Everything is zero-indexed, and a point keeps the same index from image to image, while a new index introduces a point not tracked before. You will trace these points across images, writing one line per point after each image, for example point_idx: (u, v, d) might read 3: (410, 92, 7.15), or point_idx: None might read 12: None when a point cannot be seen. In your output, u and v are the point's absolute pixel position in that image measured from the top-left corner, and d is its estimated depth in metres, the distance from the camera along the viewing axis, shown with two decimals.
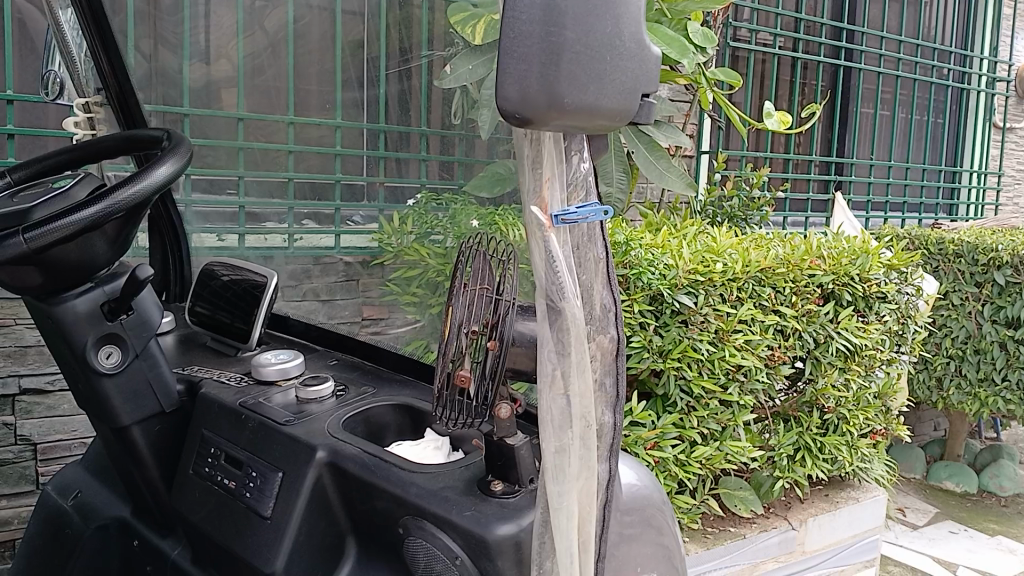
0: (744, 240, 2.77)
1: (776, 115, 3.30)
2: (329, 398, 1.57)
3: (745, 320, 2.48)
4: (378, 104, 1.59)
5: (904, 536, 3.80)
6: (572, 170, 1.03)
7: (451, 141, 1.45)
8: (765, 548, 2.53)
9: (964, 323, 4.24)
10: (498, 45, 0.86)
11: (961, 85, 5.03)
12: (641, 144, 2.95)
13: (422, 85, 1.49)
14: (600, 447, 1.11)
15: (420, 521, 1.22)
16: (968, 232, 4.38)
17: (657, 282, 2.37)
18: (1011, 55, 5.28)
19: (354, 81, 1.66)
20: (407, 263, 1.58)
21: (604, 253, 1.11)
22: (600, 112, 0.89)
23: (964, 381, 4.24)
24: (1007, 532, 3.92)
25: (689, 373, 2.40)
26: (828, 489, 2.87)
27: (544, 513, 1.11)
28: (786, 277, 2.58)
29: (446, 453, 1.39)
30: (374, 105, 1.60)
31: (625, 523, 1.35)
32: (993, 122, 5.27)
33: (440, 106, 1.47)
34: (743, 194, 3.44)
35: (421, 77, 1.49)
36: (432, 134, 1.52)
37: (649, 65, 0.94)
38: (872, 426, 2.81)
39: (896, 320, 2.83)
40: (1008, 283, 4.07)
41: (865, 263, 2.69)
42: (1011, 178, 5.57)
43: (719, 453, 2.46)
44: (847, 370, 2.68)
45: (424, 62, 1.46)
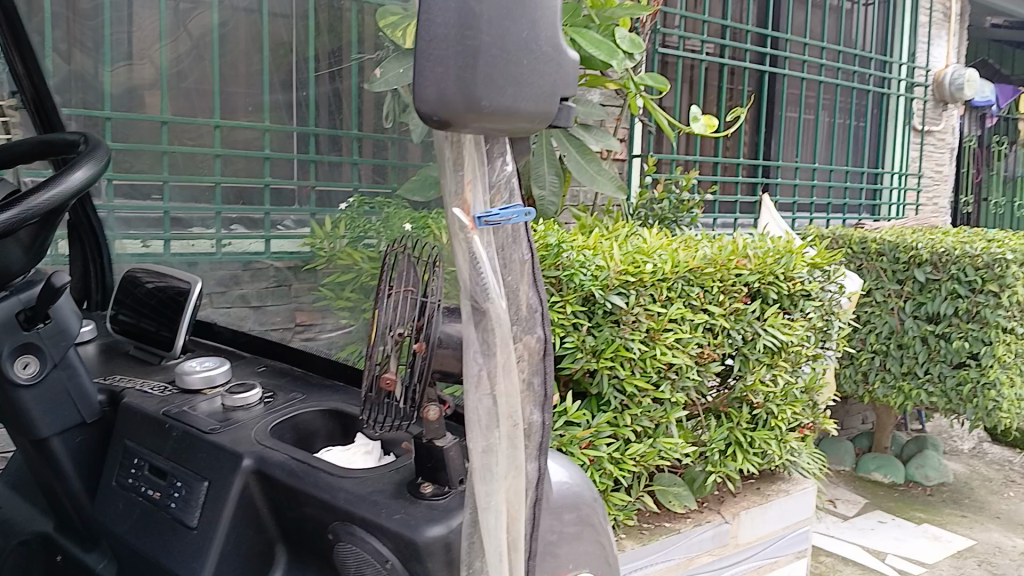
0: (674, 241, 2.80)
1: (703, 119, 3.36)
2: (256, 404, 1.55)
3: (675, 319, 2.49)
4: (308, 107, 1.62)
5: (835, 527, 3.91)
6: (494, 171, 1.05)
7: (383, 145, 1.45)
8: (698, 542, 2.57)
9: (888, 319, 4.38)
10: (414, 47, 0.88)
11: (881, 89, 5.19)
12: (573, 148, 2.94)
13: (353, 86, 1.53)
14: (529, 446, 1.14)
15: (349, 526, 1.21)
16: (889, 231, 4.52)
17: (589, 283, 2.39)
18: (928, 61, 5.49)
19: (279, 84, 1.66)
20: (340, 267, 1.58)
21: (529, 253, 1.13)
22: (518, 114, 0.91)
23: (888, 374, 4.39)
24: (933, 520, 4.06)
25: (622, 372, 2.42)
26: (759, 482, 2.92)
27: (473, 514, 1.11)
28: (715, 276, 2.61)
29: (377, 457, 1.38)
30: (305, 108, 1.62)
31: (560, 523, 1.36)
32: (912, 125, 5.46)
33: (372, 110, 1.49)
34: (674, 197, 3.50)
35: (352, 78, 1.53)
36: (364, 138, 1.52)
37: (567, 69, 0.97)
38: (800, 420, 2.86)
39: (820, 317, 2.90)
40: (928, 279, 4.20)
41: (789, 262, 2.75)
42: (931, 179, 5.76)
43: (652, 450, 2.48)
44: (773, 366, 2.73)
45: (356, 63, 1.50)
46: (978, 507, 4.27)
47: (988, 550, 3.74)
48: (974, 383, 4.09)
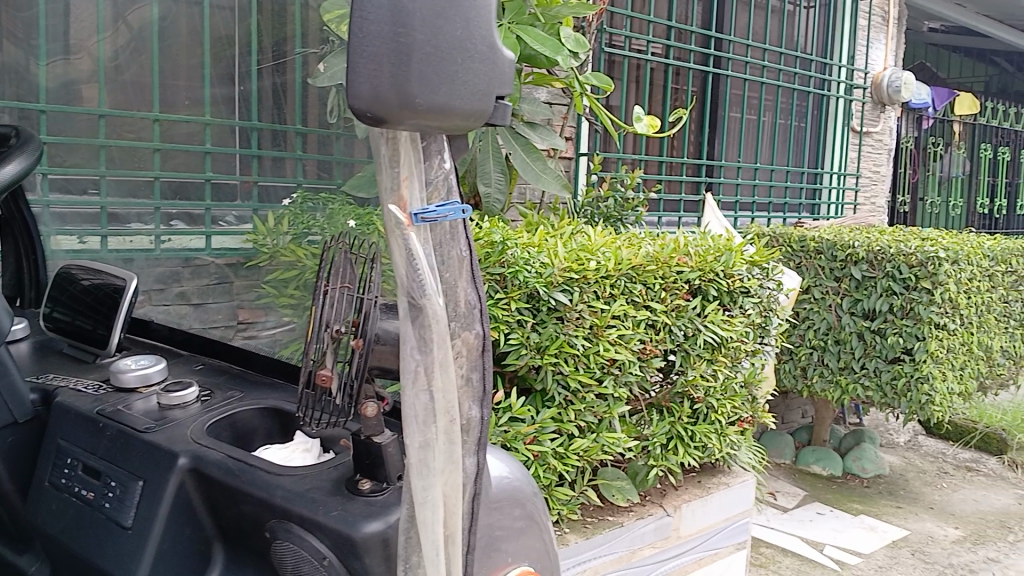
0: (617, 239, 2.82)
1: (647, 119, 3.40)
2: (193, 403, 1.53)
3: (618, 316, 2.50)
4: (249, 100, 1.61)
5: (775, 518, 4.01)
6: (430, 168, 1.06)
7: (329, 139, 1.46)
8: (641, 535, 2.61)
9: (825, 316, 4.49)
10: (347, 43, 0.90)
11: (821, 91, 5.29)
12: (518, 147, 2.94)
13: (296, 81, 1.54)
14: (467, 441, 1.16)
15: (286, 524, 1.21)
16: (827, 230, 4.62)
17: (533, 280, 2.39)
18: (866, 64, 5.63)
19: (219, 78, 1.65)
20: (282, 264, 1.57)
21: (467, 251, 1.14)
22: (452, 112, 0.95)
23: (826, 369, 4.51)
24: (870, 511, 4.19)
25: (566, 368, 2.43)
26: (701, 475, 2.96)
27: (410, 508, 1.12)
28: (656, 274, 2.63)
29: (316, 455, 1.37)
30: (246, 104, 1.61)
31: (503, 523, 1.38)
32: (851, 126, 5.58)
33: (316, 106, 1.51)
34: (619, 195, 3.53)
35: (295, 72, 1.53)
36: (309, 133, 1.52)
37: (501, 67, 1.00)
38: (740, 413, 2.90)
39: (758, 313, 2.95)
40: (864, 277, 4.31)
41: (729, 260, 2.79)
42: (869, 179, 5.90)
43: (595, 445, 2.50)
44: (714, 361, 2.76)
45: (299, 58, 1.51)
46: (912, 497, 4.41)
47: (921, 539, 3.87)
48: (908, 377, 4.20)
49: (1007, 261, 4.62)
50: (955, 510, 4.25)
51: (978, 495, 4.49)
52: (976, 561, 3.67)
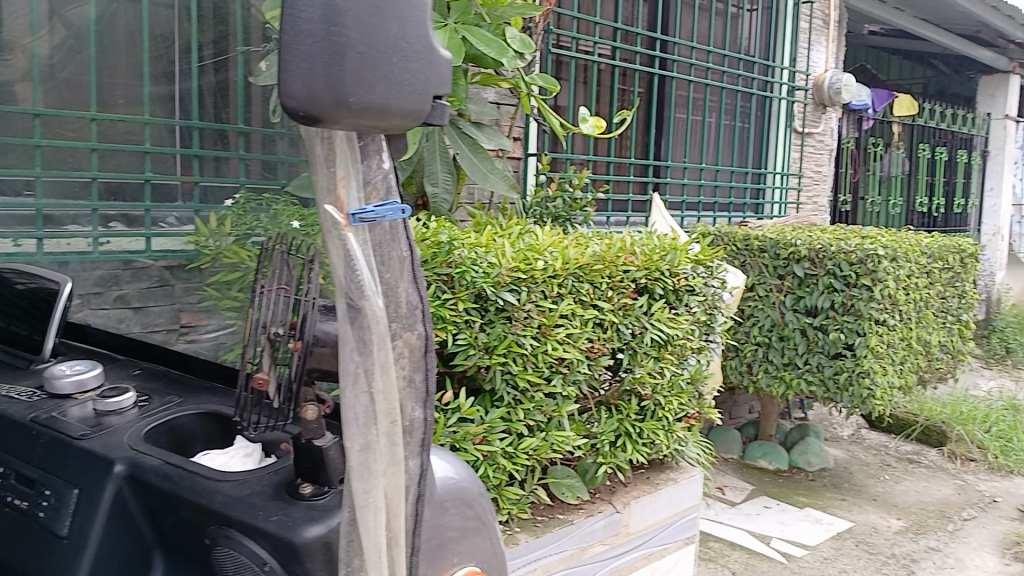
0: (565, 239, 2.82)
1: (592, 119, 3.42)
2: (130, 409, 1.50)
3: (566, 315, 2.49)
4: (190, 99, 1.59)
5: (723, 512, 4.07)
6: (369, 168, 1.05)
7: (273, 139, 1.48)
8: (591, 532, 2.62)
9: (770, 313, 4.58)
10: (279, 42, 0.89)
11: (764, 92, 5.38)
12: (466, 146, 2.92)
13: (239, 78, 1.53)
14: (410, 442, 1.15)
15: (226, 530, 1.19)
16: (771, 229, 4.69)
17: (480, 280, 2.34)
18: (808, 66, 5.75)
19: (162, 75, 1.60)
20: (226, 266, 1.55)
21: (407, 251, 1.14)
22: (389, 111, 0.96)
23: (771, 365, 4.60)
24: (815, 504, 4.28)
25: (515, 368, 2.40)
26: (650, 471, 2.99)
27: (351, 512, 1.11)
28: (603, 273, 2.64)
29: (257, 460, 1.35)
30: (187, 101, 1.59)
31: (451, 528, 1.38)
32: (793, 127, 5.68)
33: (260, 105, 1.50)
34: (567, 195, 3.55)
35: (237, 69, 1.53)
36: (252, 133, 1.53)
37: (438, 68, 1.01)
38: (687, 410, 2.93)
39: (703, 311, 2.99)
40: (806, 275, 4.40)
41: (674, 259, 2.82)
42: (811, 179, 6.02)
43: (545, 443, 2.49)
44: (661, 359, 2.80)
45: (243, 56, 1.51)
46: (856, 489, 4.52)
47: (864, 530, 3.96)
48: (849, 372, 4.30)
49: (943, 258, 4.75)
50: (897, 501, 4.37)
51: (919, 486, 4.62)
52: (917, 550, 3.76)
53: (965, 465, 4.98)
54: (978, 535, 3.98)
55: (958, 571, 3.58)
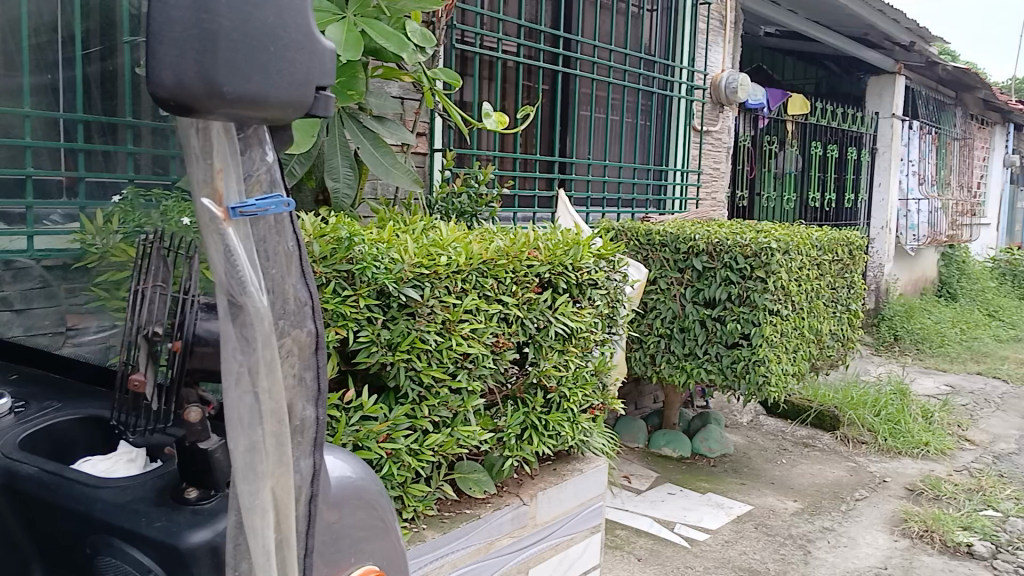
0: (468, 234, 2.80)
1: (495, 115, 3.42)
2: (6, 415, 1.42)
3: (470, 310, 2.48)
4: (75, 87, 1.45)
5: (629, 500, 4.15)
6: (250, 161, 1.02)
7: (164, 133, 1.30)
8: (497, 526, 2.62)
9: (671, 305, 4.69)
10: (148, 30, 0.86)
11: (665, 91, 5.49)
12: (366, 140, 2.88)
13: (125, 68, 1.34)
14: (301, 443, 1.13)
15: (108, 538, 1.14)
16: (671, 224, 4.80)
17: (382, 277, 2.27)
18: (706, 66, 5.90)
19: (43, 65, 1.49)
20: (115, 265, 1.44)
21: (294, 244, 1.11)
22: (267, 102, 0.93)
23: (672, 355, 4.73)
24: (716, 489, 4.41)
25: (419, 364, 2.36)
26: (556, 462, 3.02)
27: (236, 516, 1.08)
28: (507, 268, 2.63)
29: (141, 464, 1.30)
30: (70, 92, 1.46)
31: (359, 534, 1.38)
32: (692, 125, 5.82)
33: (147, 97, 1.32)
34: (472, 190, 3.55)
35: (124, 57, 1.34)
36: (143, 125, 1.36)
37: (320, 57, 1.00)
38: (591, 401, 2.98)
39: (606, 304, 3.05)
40: (704, 268, 4.52)
41: (577, 253, 2.86)
42: (710, 175, 6.17)
43: (450, 439, 2.47)
44: (565, 352, 2.83)
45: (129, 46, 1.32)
46: (755, 474, 4.68)
47: (762, 513, 4.11)
48: (745, 361, 4.44)
49: (833, 250, 4.96)
50: (793, 484, 4.54)
51: (814, 468, 4.82)
52: (813, 531, 3.93)
53: (857, 448, 5.21)
54: (869, 513, 4.18)
55: (849, 549, 3.75)
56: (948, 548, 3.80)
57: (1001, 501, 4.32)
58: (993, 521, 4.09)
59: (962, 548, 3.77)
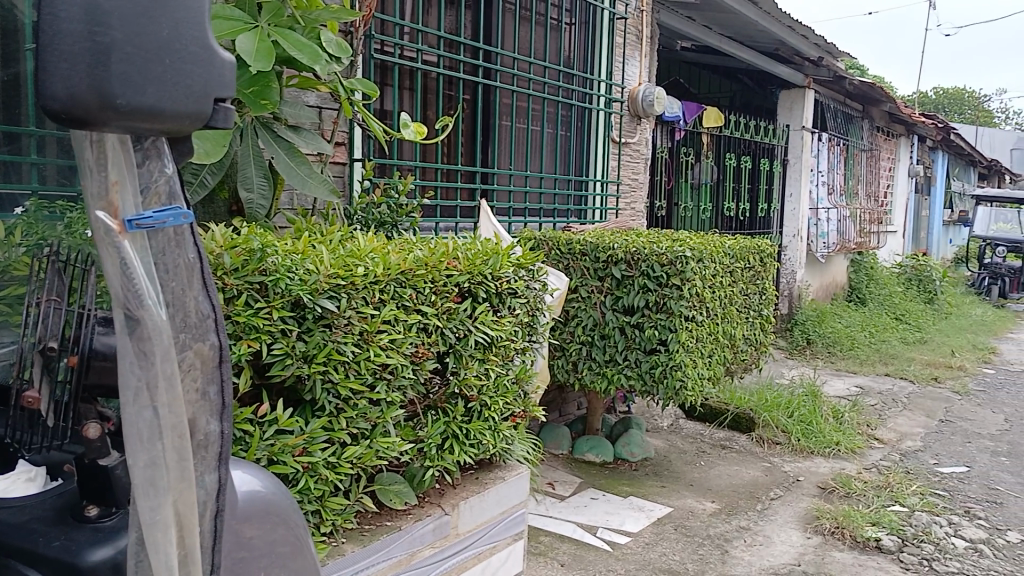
0: (387, 244, 2.80)
1: (412, 126, 3.44)
2: None
3: (388, 320, 2.47)
4: None
5: (552, 506, 4.20)
6: (149, 173, 1.01)
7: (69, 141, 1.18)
8: (419, 537, 2.62)
9: (591, 313, 4.77)
10: (37, 42, 0.84)
11: (583, 103, 5.59)
12: (281, 150, 2.85)
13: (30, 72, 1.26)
14: (206, 457, 1.12)
15: (4, 559, 1.12)
16: (591, 234, 4.88)
17: (296, 288, 2.25)
18: (623, 79, 6.03)
19: None
20: (14, 282, 1.27)
21: (195, 256, 1.11)
22: (162, 114, 0.93)
23: (593, 362, 4.80)
24: (638, 492, 4.50)
25: (335, 376, 2.34)
26: (478, 471, 3.04)
27: (138, 532, 1.06)
28: (426, 278, 2.64)
29: (42, 484, 1.26)
30: None
31: (281, 549, 1.40)
32: (611, 137, 5.93)
33: None
34: (392, 201, 3.56)
35: (26, 65, 1.28)
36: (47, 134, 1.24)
37: (218, 69, 1.00)
38: (512, 409, 3.01)
39: (526, 312, 3.09)
40: (623, 276, 4.61)
41: (496, 262, 2.89)
42: (629, 186, 6.29)
43: (369, 451, 2.46)
44: (485, 361, 2.85)
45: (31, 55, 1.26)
46: (675, 476, 4.79)
47: (681, 515, 4.20)
48: (663, 366, 4.54)
49: (745, 258, 5.12)
50: (711, 485, 4.66)
51: (731, 470, 4.96)
52: (730, 530, 4.04)
53: (771, 449, 5.38)
54: (783, 512, 4.32)
55: (765, 547, 3.87)
56: (858, 543, 3.96)
57: (907, 497, 4.52)
58: (899, 516, 4.27)
59: (870, 543, 3.92)
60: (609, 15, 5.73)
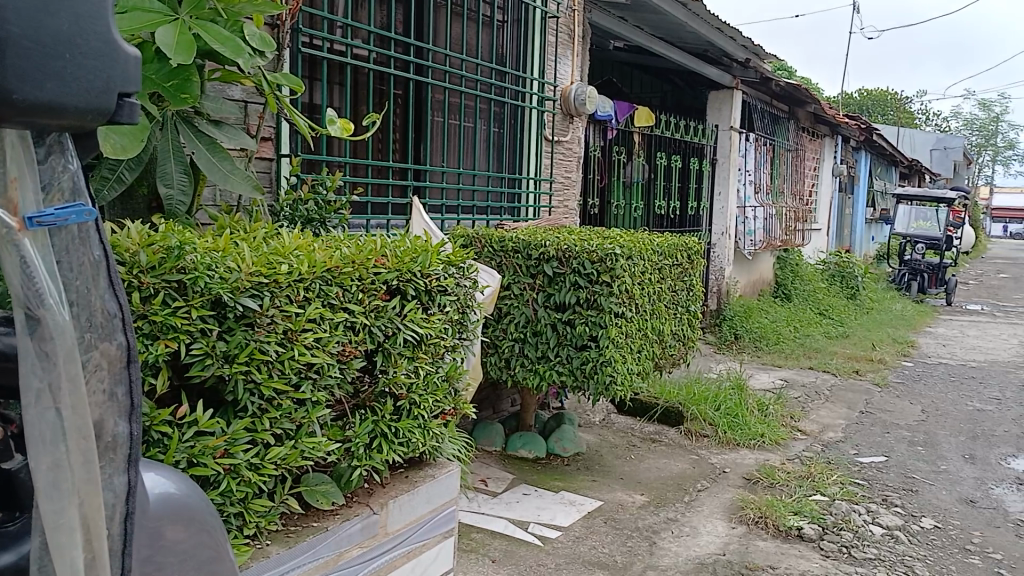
0: (313, 242, 2.77)
1: (339, 122, 3.41)
2: None
3: (314, 319, 2.44)
4: None
5: (485, 503, 4.22)
6: (50, 170, 0.99)
7: None
8: (347, 537, 2.61)
9: (524, 310, 4.80)
10: None
11: (516, 102, 5.62)
12: (201, 145, 2.79)
13: None
14: (115, 460, 1.10)
15: None
16: (523, 231, 4.91)
17: (216, 286, 2.20)
18: (556, 78, 6.08)
19: None
20: None
21: (101, 255, 1.08)
22: (63, 111, 0.91)
23: (526, 359, 4.84)
24: (569, 487, 4.55)
25: (258, 376, 2.30)
26: (408, 469, 3.04)
27: (42, 536, 1.03)
28: (353, 276, 2.62)
29: None
30: None
31: (200, 549, 1.40)
32: (544, 135, 5.98)
33: None
34: (320, 198, 3.52)
35: None
36: None
37: (122, 65, 0.97)
38: (443, 406, 3.01)
39: (456, 310, 3.10)
40: (555, 273, 4.65)
41: (425, 260, 2.88)
42: (562, 184, 6.34)
43: (294, 451, 2.44)
44: (415, 359, 2.85)
45: None
46: (606, 470, 4.86)
47: (612, 508, 4.27)
48: (594, 362, 4.60)
49: (674, 255, 5.22)
50: (641, 478, 4.75)
51: (660, 462, 5.06)
52: (658, 522, 4.12)
53: (699, 441, 5.50)
54: (710, 503, 4.43)
55: (691, 537, 3.96)
56: (780, 532, 4.07)
57: (828, 486, 4.67)
58: (820, 505, 4.41)
59: (792, 532, 4.04)
60: (542, 14, 5.77)
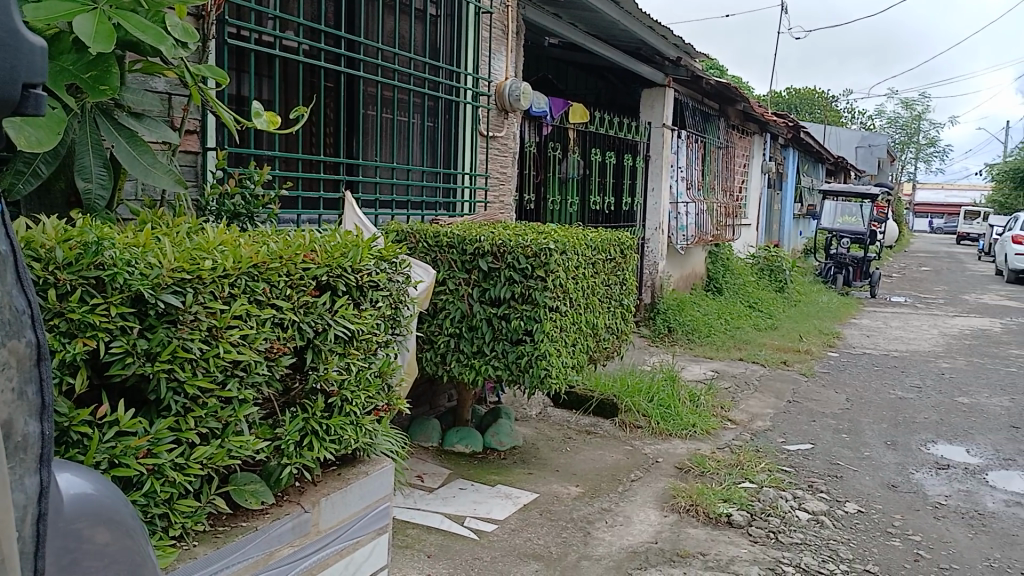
0: (239, 237, 2.72)
1: (265, 114, 3.35)
2: None
3: (240, 316, 2.40)
4: None
5: (421, 499, 4.21)
6: None
7: None
8: (277, 536, 2.58)
9: (459, 305, 4.78)
10: None
11: (450, 97, 5.61)
12: (122, 138, 2.72)
13: None
14: (27, 460, 1.08)
15: None
16: (457, 226, 4.92)
17: (136, 283, 2.15)
18: (490, 73, 6.08)
19: None
20: None
21: (7, 250, 1.07)
22: None
23: (461, 354, 4.84)
24: (505, 480, 4.58)
25: (181, 375, 2.25)
26: (340, 467, 3.01)
27: None
28: (281, 271, 2.58)
29: None
30: None
31: (122, 550, 1.38)
32: (479, 130, 5.99)
33: None
34: (248, 192, 3.46)
35: None
36: None
37: (26, 54, 0.94)
38: (375, 402, 3.00)
39: (388, 305, 3.08)
40: (489, 268, 4.67)
41: (356, 255, 2.86)
42: (498, 179, 6.36)
43: (220, 450, 2.39)
44: (346, 355, 2.83)
45: None
46: (542, 463, 4.90)
47: (547, 500, 4.31)
48: (529, 355, 4.63)
49: (607, 249, 5.29)
50: (576, 470, 4.80)
51: (595, 454, 5.12)
52: (592, 512, 4.18)
53: (633, 432, 5.59)
54: (643, 493, 4.50)
55: (624, 527, 4.02)
56: (711, 519, 4.17)
57: (756, 474, 4.81)
58: (748, 492, 4.53)
59: (722, 519, 4.15)
60: (476, 9, 5.77)
